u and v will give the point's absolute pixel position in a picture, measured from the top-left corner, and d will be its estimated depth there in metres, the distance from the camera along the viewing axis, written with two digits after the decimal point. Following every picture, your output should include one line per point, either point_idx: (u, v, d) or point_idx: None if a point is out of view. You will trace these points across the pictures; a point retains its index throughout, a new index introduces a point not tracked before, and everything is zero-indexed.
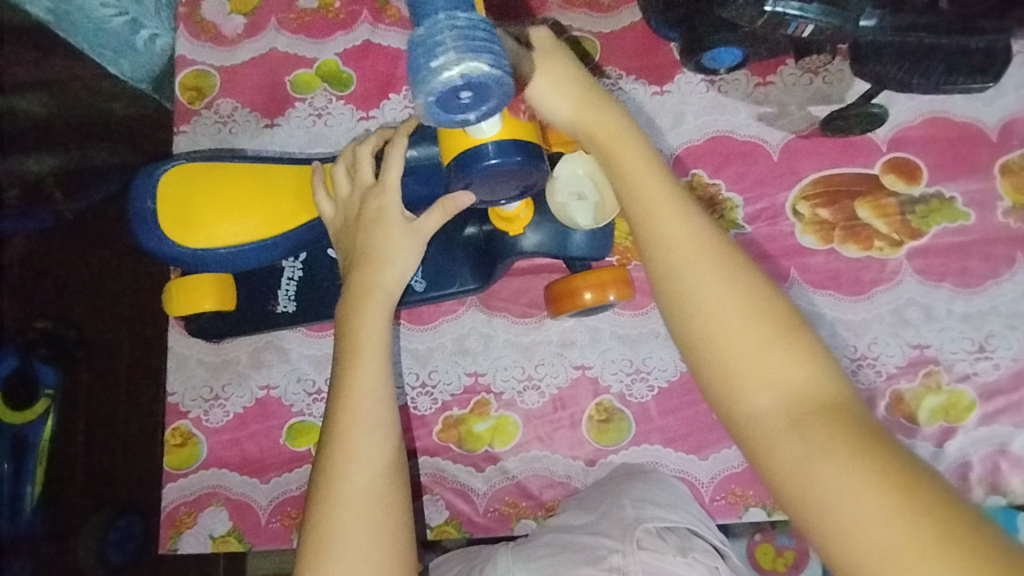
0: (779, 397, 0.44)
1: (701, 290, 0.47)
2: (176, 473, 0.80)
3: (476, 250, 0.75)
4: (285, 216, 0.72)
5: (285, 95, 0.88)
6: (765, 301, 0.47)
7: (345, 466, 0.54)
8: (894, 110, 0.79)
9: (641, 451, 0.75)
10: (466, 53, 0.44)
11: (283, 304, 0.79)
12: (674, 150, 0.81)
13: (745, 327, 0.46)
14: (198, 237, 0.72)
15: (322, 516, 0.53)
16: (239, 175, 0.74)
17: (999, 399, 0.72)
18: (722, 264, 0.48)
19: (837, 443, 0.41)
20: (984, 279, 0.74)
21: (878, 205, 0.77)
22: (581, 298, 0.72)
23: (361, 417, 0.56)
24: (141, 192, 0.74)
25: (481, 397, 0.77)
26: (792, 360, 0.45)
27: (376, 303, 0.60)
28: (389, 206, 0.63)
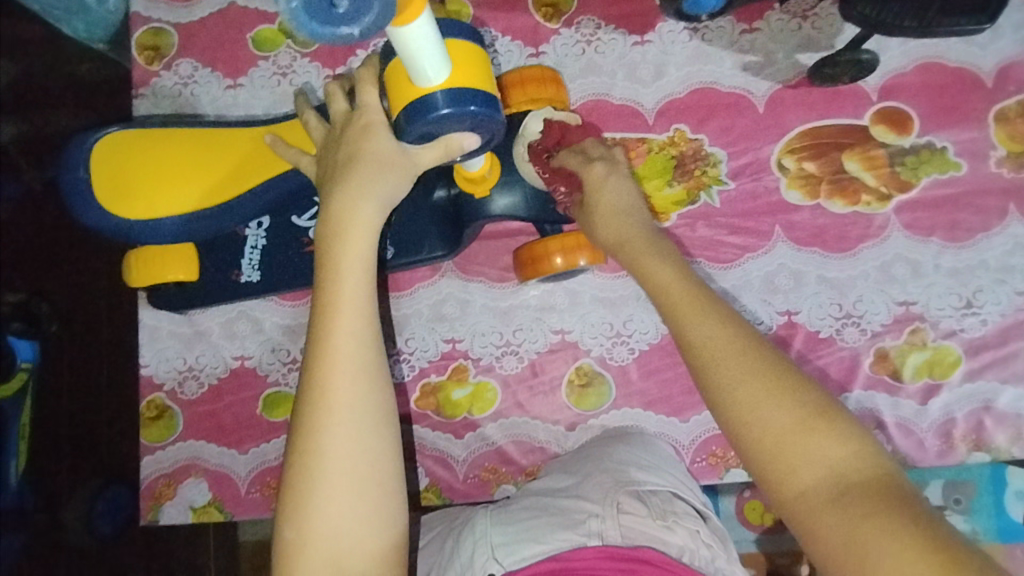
0: (825, 483, 0.40)
1: (736, 377, 0.44)
2: (155, 445, 0.80)
3: (444, 216, 0.72)
4: (229, 180, 0.70)
5: (247, 54, 0.84)
6: (801, 389, 0.43)
7: (329, 408, 0.47)
8: (886, 56, 0.75)
9: (621, 415, 0.74)
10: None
11: (247, 273, 0.76)
12: (655, 104, 0.77)
13: (786, 421, 0.42)
14: (136, 207, 0.70)
15: (305, 466, 0.46)
16: (182, 141, 0.72)
17: (985, 355, 0.71)
18: (752, 354, 0.45)
19: (877, 519, 0.37)
20: (973, 233, 0.72)
21: (867, 157, 0.74)
22: (552, 263, 0.69)
23: (345, 358, 0.48)
24: (74, 162, 0.71)
25: (459, 363, 0.76)
26: (824, 435, 0.41)
27: (362, 229, 0.52)
28: (374, 122, 0.55)
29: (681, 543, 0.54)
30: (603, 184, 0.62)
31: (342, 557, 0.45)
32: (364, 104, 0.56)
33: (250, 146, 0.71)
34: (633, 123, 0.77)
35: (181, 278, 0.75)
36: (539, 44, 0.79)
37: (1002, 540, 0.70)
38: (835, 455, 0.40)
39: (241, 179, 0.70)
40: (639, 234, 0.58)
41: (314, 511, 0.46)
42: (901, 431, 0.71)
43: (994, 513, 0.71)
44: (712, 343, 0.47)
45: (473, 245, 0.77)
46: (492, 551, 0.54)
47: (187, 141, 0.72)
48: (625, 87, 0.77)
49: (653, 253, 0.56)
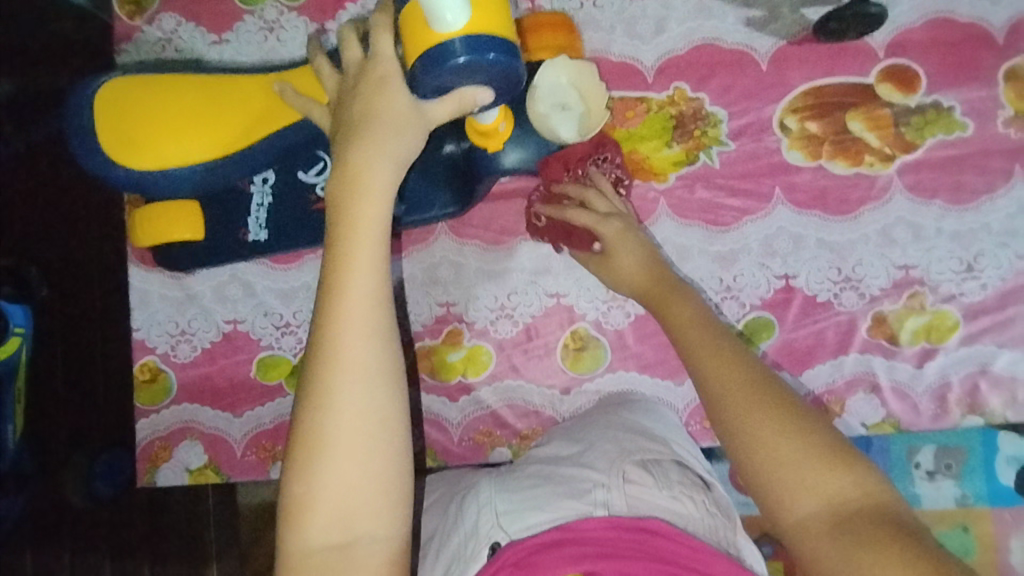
0: (830, 514, 0.44)
1: (759, 429, 0.49)
2: (149, 409, 0.80)
3: (455, 170, 0.70)
4: (237, 132, 0.68)
5: (232, 8, 0.81)
6: (814, 430, 0.48)
7: (339, 367, 0.45)
8: (894, 10, 0.72)
9: (617, 378, 0.74)
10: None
11: (255, 232, 0.75)
12: (655, 62, 0.74)
13: (804, 467, 0.46)
14: (141, 156, 0.68)
15: (314, 422, 0.45)
16: (186, 89, 0.69)
17: (984, 319, 0.70)
18: (775, 407, 0.50)
19: (876, 545, 0.42)
20: (977, 195, 0.71)
21: (871, 116, 0.72)
22: (569, 217, 0.70)
23: (356, 319, 0.46)
24: (77, 109, 0.69)
25: (453, 327, 0.75)
26: (831, 471, 0.46)
27: (378, 186, 0.49)
28: (390, 75, 0.52)
29: (685, 512, 0.53)
30: (605, 234, 0.67)
31: (350, 513, 0.45)
32: (377, 52, 0.53)
33: (257, 98, 0.68)
34: (631, 81, 0.75)
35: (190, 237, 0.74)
36: None
37: (991, 503, 0.71)
38: (847, 498, 0.45)
39: (252, 131, 0.67)
40: (648, 274, 0.65)
41: (321, 469, 0.45)
42: (896, 395, 0.71)
43: (984, 478, 0.71)
44: (734, 393, 0.52)
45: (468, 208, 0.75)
46: (496, 519, 0.54)
47: (190, 90, 0.69)
48: (623, 42, 0.75)
49: (678, 295, 0.63)
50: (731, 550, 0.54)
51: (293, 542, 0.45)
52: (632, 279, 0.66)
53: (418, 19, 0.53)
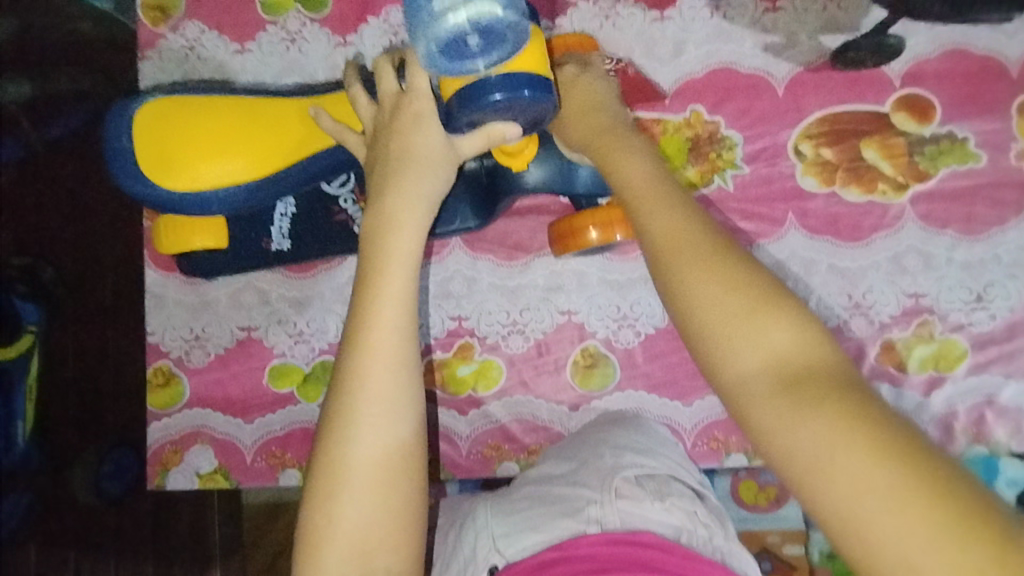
0: (767, 372, 0.40)
1: (703, 290, 0.43)
2: (163, 412, 0.81)
3: (479, 186, 0.70)
4: (274, 151, 0.68)
5: (255, 19, 0.82)
6: (758, 285, 0.43)
7: (364, 401, 0.46)
8: (912, 40, 0.73)
9: (625, 397, 0.74)
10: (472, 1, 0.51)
11: (277, 242, 0.76)
12: (672, 84, 0.75)
13: (754, 330, 0.41)
14: (179, 179, 0.68)
15: (337, 452, 0.46)
16: (222, 109, 0.70)
17: (991, 349, 0.71)
18: (714, 255, 0.45)
19: (813, 399, 0.38)
20: (988, 226, 0.71)
21: (885, 145, 0.73)
22: (586, 236, 0.68)
23: (382, 350, 0.47)
24: (116, 131, 0.69)
25: (465, 341, 0.76)
26: (777, 328, 0.41)
27: (412, 222, 0.52)
28: (424, 112, 0.55)
29: (679, 524, 0.54)
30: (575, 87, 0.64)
31: (368, 546, 0.45)
32: (414, 87, 0.56)
33: (290, 118, 0.69)
34: (648, 102, 0.75)
35: (208, 245, 0.73)
36: (555, 16, 0.76)
37: None
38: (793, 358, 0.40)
39: (292, 152, 0.68)
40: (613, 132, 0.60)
41: (345, 503, 0.45)
42: None
43: None
44: (679, 250, 0.46)
45: None
46: (493, 543, 0.54)
47: (225, 111, 0.70)
48: (641, 63, 0.75)
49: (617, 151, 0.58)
50: (727, 556, 0.54)
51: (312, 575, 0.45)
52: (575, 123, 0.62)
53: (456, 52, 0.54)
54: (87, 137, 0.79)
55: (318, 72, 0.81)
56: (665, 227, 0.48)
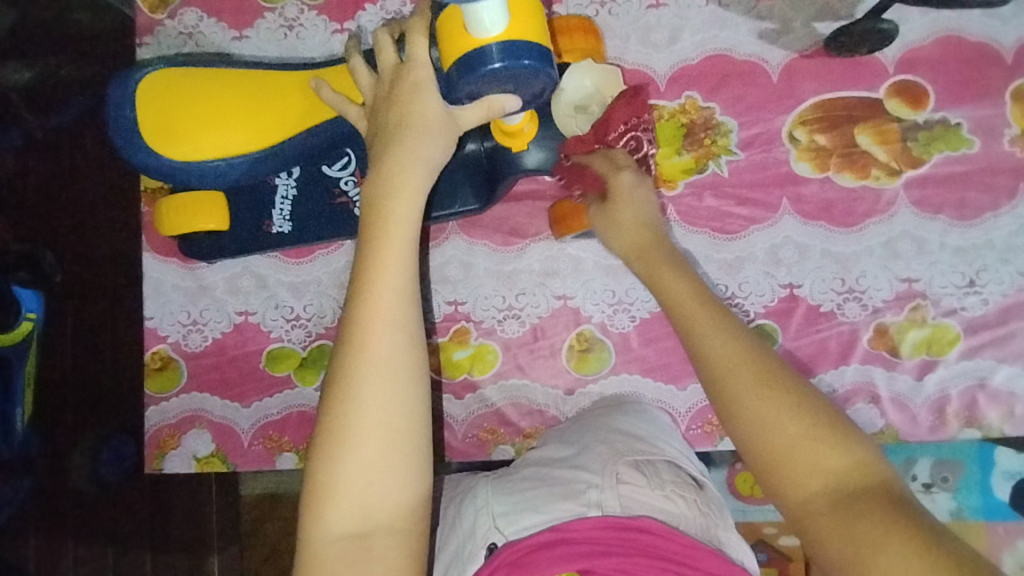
0: (820, 493, 0.42)
1: (756, 407, 0.46)
2: (158, 396, 0.82)
3: (478, 170, 0.71)
4: (274, 125, 0.69)
5: (254, 5, 0.83)
6: (810, 410, 0.45)
7: (367, 362, 0.47)
8: (907, 27, 0.73)
9: (620, 381, 0.75)
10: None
11: (278, 224, 0.77)
12: (668, 70, 0.76)
13: (808, 449, 0.44)
14: (182, 150, 0.69)
15: (338, 411, 0.47)
16: (222, 83, 0.71)
17: (984, 334, 0.71)
18: (761, 373, 0.48)
19: (870, 527, 0.39)
20: (981, 211, 0.72)
21: (879, 131, 0.73)
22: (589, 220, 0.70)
23: (384, 314, 0.48)
24: (118, 101, 0.70)
25: (461, 326, 0.76)
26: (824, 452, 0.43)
27: (412, 186, 0.52)
28: (423, 80, 0.54)
29: (677, 512, 0.54)
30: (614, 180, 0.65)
31: (369, 505, 0.46)
32: (412, 57, 0.54)
33: (290, 93, 0.70)
34: (644, 89, 0.76)
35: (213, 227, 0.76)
36: (552, 3, 0.76)
37: (985, 518, 0.73)
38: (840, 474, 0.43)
39: (292, 124, 0.69)
40: (673, 260, 0.61)
41: (347, 464, 0.46)
42: (896, 406, 0.72)
43: (981, 492, 0.73)
44: (733, 369, 0.48)
45: None
46: (493, 521, 0.54)
47: (226, 84, 0.71)
48: (638, 49, 0.76)
49: (669, 271, 0.59)
50: (724, 546, 0.55)
51: (315, 529, 0.46)
52: (629, 224, 0.64)
53: (459, 22, 0.55)
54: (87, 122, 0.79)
55: (317, 57, 0.81)
56: (719, 340, 0.51)
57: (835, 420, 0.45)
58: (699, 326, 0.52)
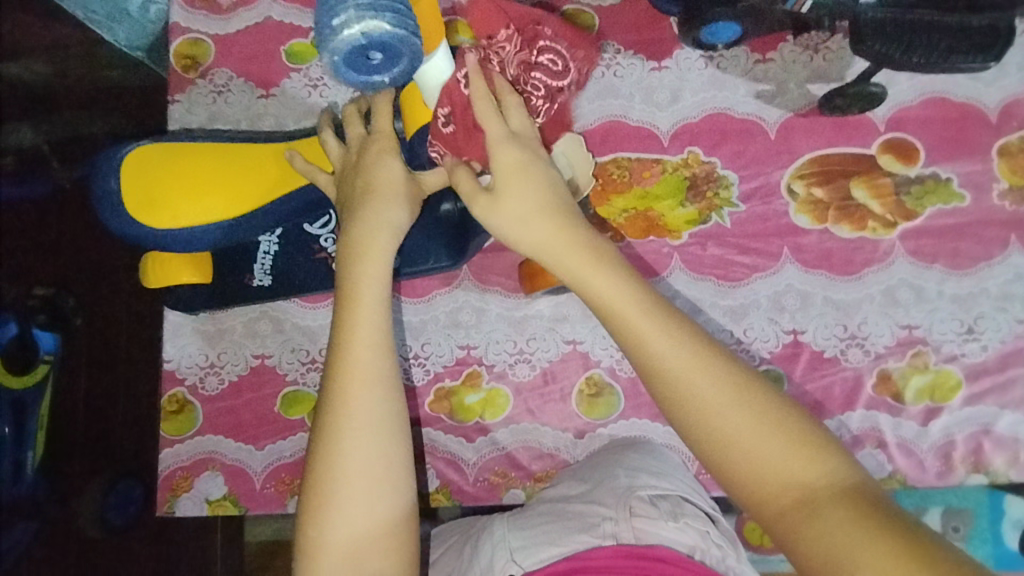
0: (787, 494, 0.41)
1: (720, 414, 0.43)
2: (174, 439, 0.81)
3: (454, 228, 0.74)
4: (257, 191, 0.71)
5: (281, 66, 0.88)
6: (762, 400, 0.44)
7: (344, 417, 0.48)
8: (895, 90, 0.78)
9: (629, 425, 0.76)
10: (366, 14, 0.53)
11: (259, 278, 0.79)
12: (671, 127, 0.80)
13: (780, 455, 0.42)
14: (162, 216, 0.71)
15: (324, 466, 0.48)
16: (208, 152, 0.74)
17: (985, 380, 0.73)
18: (704, 364, 0.45)
19: (847, 529, 0.38)
20: (976, 261, 0.75)
21: (874, 185, 0.77)
22: (554, 276, 0.72)
23: (359, 368, 0.50)
24: (106, 172, 0.73)
25: (473, 369, 0.78)
26: (784, 445, 0.42)
27: (379, 244, 0.55)
28: (386, 149, 0.59)
29: (693, 543, 0.54)
30: (498, 157, 0.54)
31: (360, 553, 0.46)
32: (378, 130, 0.60)
33: (268, 161, 0.73)
34: (649, 145, 0.80)
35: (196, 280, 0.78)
36: None
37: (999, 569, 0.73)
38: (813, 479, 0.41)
39: (276, 189, 0.72)
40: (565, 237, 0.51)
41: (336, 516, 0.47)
42: (902, 452, 0.73)
43: (992, 541, 0.73)
44: (691, 369, 0.45)
45: (490, 256, 0.79)
46: (511, 554, 0.54)
47: (207, 153, 0.74)
48: (643, 109, 0.81)
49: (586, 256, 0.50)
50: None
51: None
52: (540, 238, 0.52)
53: (416, 95, 0.60)
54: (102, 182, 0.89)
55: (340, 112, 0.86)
56: (659, 331, 0.46)
57: (783, 404, 0.44)
58: (626, 314, 0.47)
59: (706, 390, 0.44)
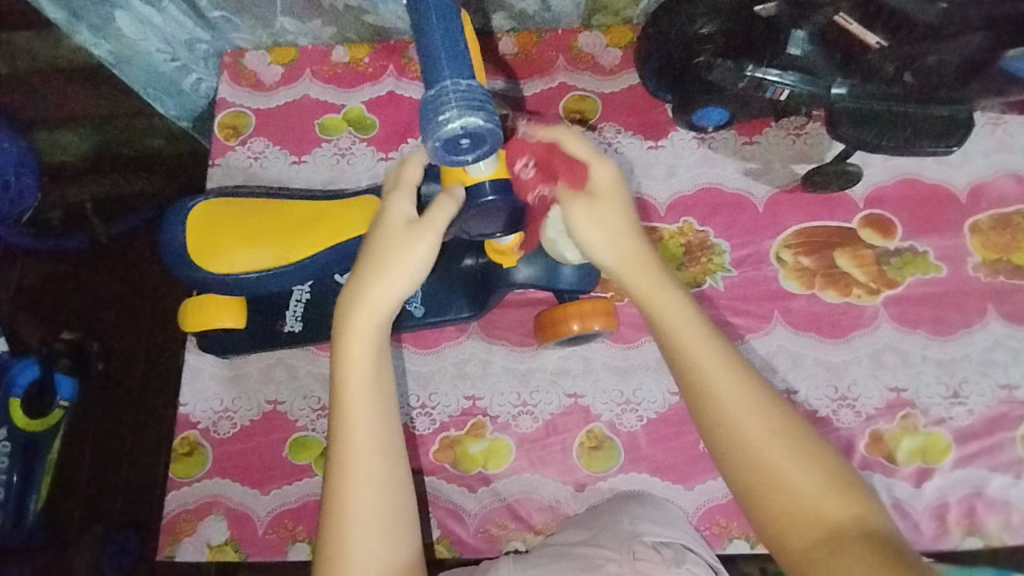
0: (813, 527, 0.48)
1: (752, 434, 0.52)
2: (182, 481, 0.83)
3: (475, 282, 0.81)
4: (300, 244, 0.79)
5: (314, 136, 0.96)
6: (795, 434, 0.52)
7: (347, 481, 0.56)
8: (870, 171, 0.86)
9: (629, 479, 0.78)
10: (468, 109, 0.49)
11: (291, 324, 0.85)
12: (668, 199, 0.87)
13: (809, 485, 0.50)
14: (215, 263, 0.79)
15: (334, 521, 0.55)
16: (262, 208, 0.82)
17: (974, 443, 0.75)
18: (754, 398, 0.53)
19: (845, 547, 0.47)
20: (957, 328, 0.79)
21: (856, 255, 0.83)
22: (566, 327, 0.77)
23: (357, 436, 0.57)
24: (174, 220, 0.82)
25: (477, 420, 0.81)
26: (813, 475, 0.50)
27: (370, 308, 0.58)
28: (394, 201, 0.61)
29: None
30: (595, 176, 0.61)
31: None
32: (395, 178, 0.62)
33: (314, 219, 0.80)
34: (646, 214, 0.87)
35: (230, 325, 0.84)
36: None
37: None
38: (837, 508, 0.49)
39: (315, 244, 0.79)
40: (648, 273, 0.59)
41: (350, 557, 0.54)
42: (898, 513, 0.74)
43: None
44: (737, 402, 0.53)
45: (497, 312, 0.84)
46: None
47: (261, 212, 0.82)
48: (642, 184, 0.88)
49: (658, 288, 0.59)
50: None
51: None
52: (616, 257, 0.60)
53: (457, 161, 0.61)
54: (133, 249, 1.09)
55: (363, 180, 0.94)
56: (713, 362, 0.55)
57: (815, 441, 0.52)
58: (691, 352, 0.55)
59: (746, 420, 0.52)
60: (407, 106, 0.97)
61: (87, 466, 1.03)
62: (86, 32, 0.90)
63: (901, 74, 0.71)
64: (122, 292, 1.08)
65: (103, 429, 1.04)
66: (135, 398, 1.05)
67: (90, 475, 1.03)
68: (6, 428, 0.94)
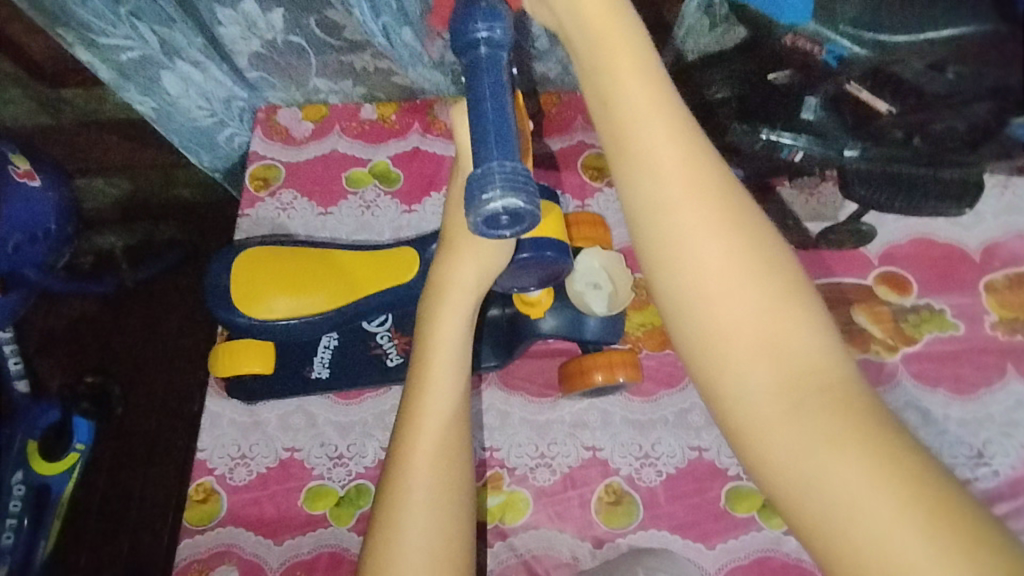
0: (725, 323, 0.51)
1: (680, 218, 0.53)
2: (195, 529, 0.82)
3: (499, 332, 0.83)
4: (339, 294, 0.84)
5: (341, 188, 1.00)
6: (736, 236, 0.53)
7: (410, 477, 0.58)
8: (884, 229, 0.87)
9: (648, 536, 0.76)
10: (511, 190, 0.49)
11: (318, 370, 0.87)
12: None
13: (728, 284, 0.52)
14: (255, 309, 0.84)
15: (389, 519, 0.56)
16: (303, 258, 0.87)
17: (1001, 505, 0.74)
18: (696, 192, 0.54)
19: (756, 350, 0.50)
20: (977, 387, 0.79)
21: (873, 311, 0.84)
22: (592, 377, 0.77)
23: (424, 435, 0.59)
24: (216, 271, 0.86)
25: (494, 472, 0.80)
26: (739, 280, 0.52)
27: (454, 299, 0.64)
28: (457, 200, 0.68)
29: None
30: None
31: None
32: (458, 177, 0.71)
33: (351, 270, 0.85)
34: None
35: (258, 372, 0.85)
36: (585, 197, 0.93)
37: None
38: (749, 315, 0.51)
39: (348, 294, 0.84)
40: (649, 92, 0.56)
41: None
42: None
43: None
44: (677, 205, 0.54)
45: (517, 362, 0.85)
46: None
47: (305, 259, 0.87)
48: None
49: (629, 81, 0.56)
50: None
51: None
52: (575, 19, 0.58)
53: None
54: (155, 286, 1.16)
55: (386, 232, 0.97)
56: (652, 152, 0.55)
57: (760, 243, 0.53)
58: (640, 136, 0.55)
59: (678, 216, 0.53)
60: (431, 161, 1.00)
61: (100, 507, 1.04)
62: (132, 90, 0.95)
63: (911, 139, 0.73)
64: (145, 330, 1.13)
65: (117, 471, 1.05)
66: (149, 433, 1.07)
67: (103, 512, 1.03)
68: (22, 471, 0.94)
